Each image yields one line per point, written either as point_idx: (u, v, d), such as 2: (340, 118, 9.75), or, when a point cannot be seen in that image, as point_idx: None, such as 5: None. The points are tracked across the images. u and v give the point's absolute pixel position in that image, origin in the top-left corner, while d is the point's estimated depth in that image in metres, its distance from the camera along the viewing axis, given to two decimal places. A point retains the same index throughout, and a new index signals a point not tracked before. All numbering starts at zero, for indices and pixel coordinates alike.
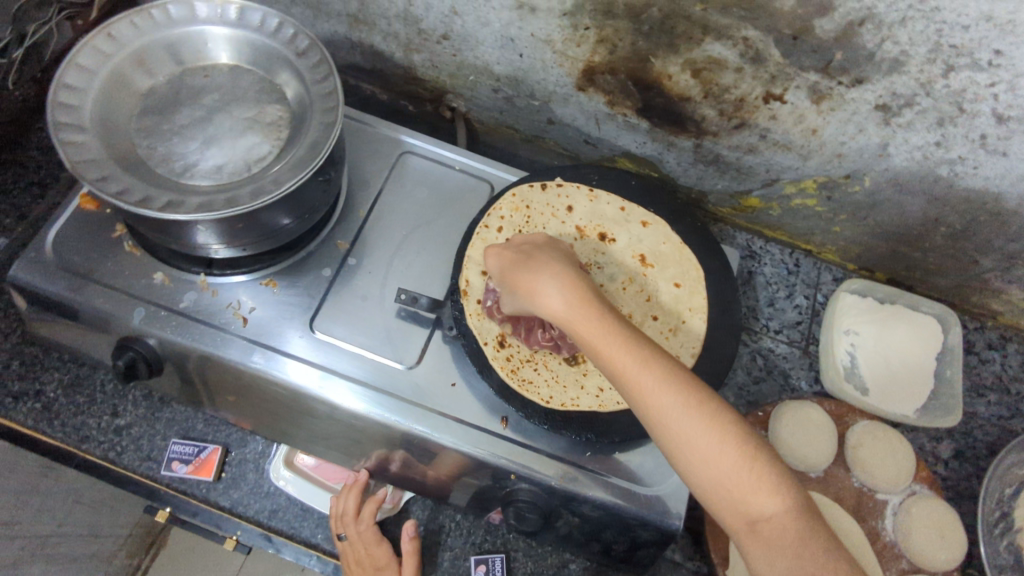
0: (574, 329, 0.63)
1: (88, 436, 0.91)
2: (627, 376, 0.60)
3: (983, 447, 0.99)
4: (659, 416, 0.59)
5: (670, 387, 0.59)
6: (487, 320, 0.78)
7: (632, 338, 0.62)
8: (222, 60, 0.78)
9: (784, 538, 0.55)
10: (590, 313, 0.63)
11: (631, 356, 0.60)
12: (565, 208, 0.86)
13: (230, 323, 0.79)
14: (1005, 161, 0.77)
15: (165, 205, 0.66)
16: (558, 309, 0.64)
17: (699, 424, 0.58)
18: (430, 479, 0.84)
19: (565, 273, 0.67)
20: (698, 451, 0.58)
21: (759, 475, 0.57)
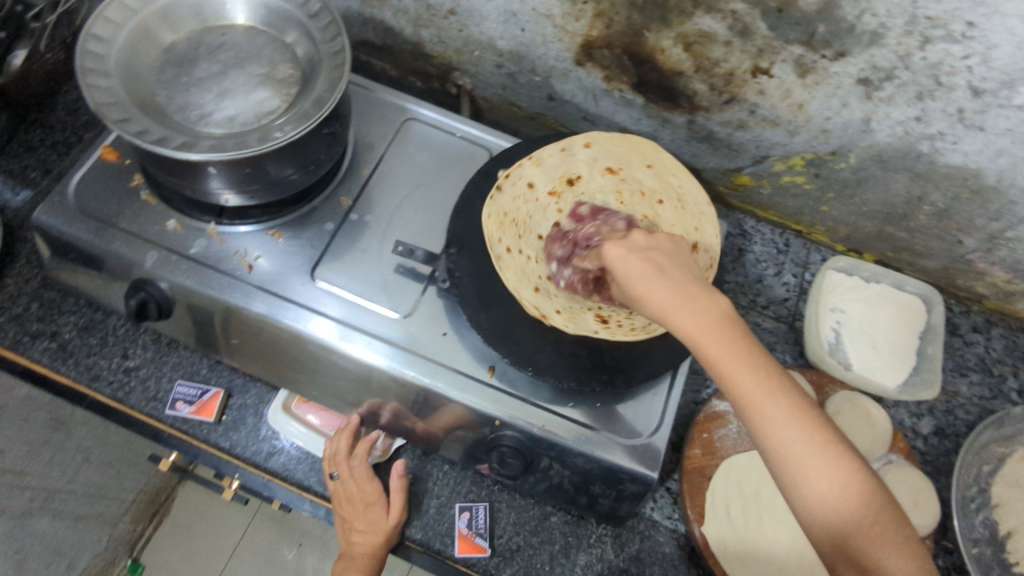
0: (704, 353, 0.53)
1: (98, 376, 0.95)
2: (763, 414, 0.51)
3: (963, 425, 1.01)
4: (796, 469, 0.50)
5: (812, 435, 0.51)
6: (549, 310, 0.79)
7: (772, 368, 0.52)
8: (239, 21, 0.84)
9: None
10: (728, 337, 0.53)
11: (768, 390, 0.51)
12: (528, 186, 0.88)
13: (236, 269, 0.84)
14: (982, 136, 0.80)
15: (180, 146, 0.71)
16: (687, 327, 0.53)
17: (839, 486, 0.50)
18: (418, 428, 0.87)
19: (695, 283, 0.56)
20: (832, 512, 0.50)
21: (897, 551, 0.49)
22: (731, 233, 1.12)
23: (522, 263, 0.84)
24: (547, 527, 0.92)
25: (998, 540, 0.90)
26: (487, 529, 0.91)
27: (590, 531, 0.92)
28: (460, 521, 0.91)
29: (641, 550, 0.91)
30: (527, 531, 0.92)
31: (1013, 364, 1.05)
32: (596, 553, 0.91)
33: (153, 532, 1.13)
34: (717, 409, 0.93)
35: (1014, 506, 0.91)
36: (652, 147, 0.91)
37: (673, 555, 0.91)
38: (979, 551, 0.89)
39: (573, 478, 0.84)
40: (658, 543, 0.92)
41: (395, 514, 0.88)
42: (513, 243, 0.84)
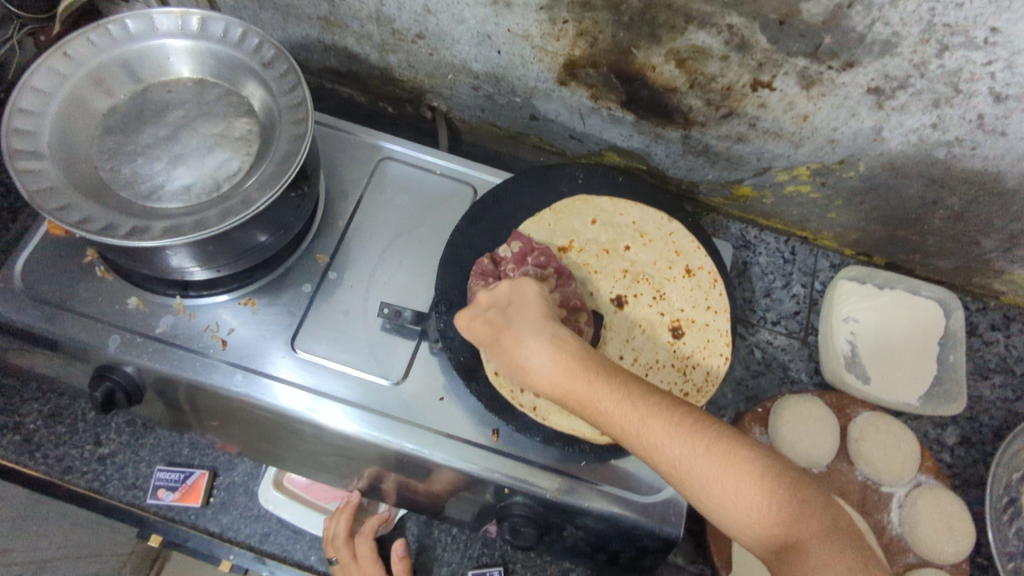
0: (568, 397, 0.63)
1: (70, 467, 0.89)
2: (629, 434, 0.60)
3: (989, 432, 0.97)
4: (675, 469, 0.58)
5: (678, 434, 0.59)
6: (568, 413, 0.74)
7: (629, 390, 0.62)
8: (185, 74, 0.75)
9: (811, 562, 0.52)
10: (576, 372, 0.63)
11: (616, 405, 0.61)
12: None
13: (209, 346, 0.77)
14: (1004, 140, 0.74)
15: (131, 233, 0.63)
16: (546, 372, 0.63)
17: (710, 464, 0.57)
18: (421, 494, 0.81)
19: (549, 327, 0.65)
20: (713, 494, 0.57)
21: (795, 518, 0.54)
22: (733, 246, 1.06)
23: None
24: None
25: None
26: None
27: None
28: None
29: None
30: None
31: None
32: None
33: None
34: None
35: None
36: (582, 201, 0.83)
37: None
38: (1015, 566, 0.86)
39: (587, 539, 0.79)
40: None
41: None
42: None
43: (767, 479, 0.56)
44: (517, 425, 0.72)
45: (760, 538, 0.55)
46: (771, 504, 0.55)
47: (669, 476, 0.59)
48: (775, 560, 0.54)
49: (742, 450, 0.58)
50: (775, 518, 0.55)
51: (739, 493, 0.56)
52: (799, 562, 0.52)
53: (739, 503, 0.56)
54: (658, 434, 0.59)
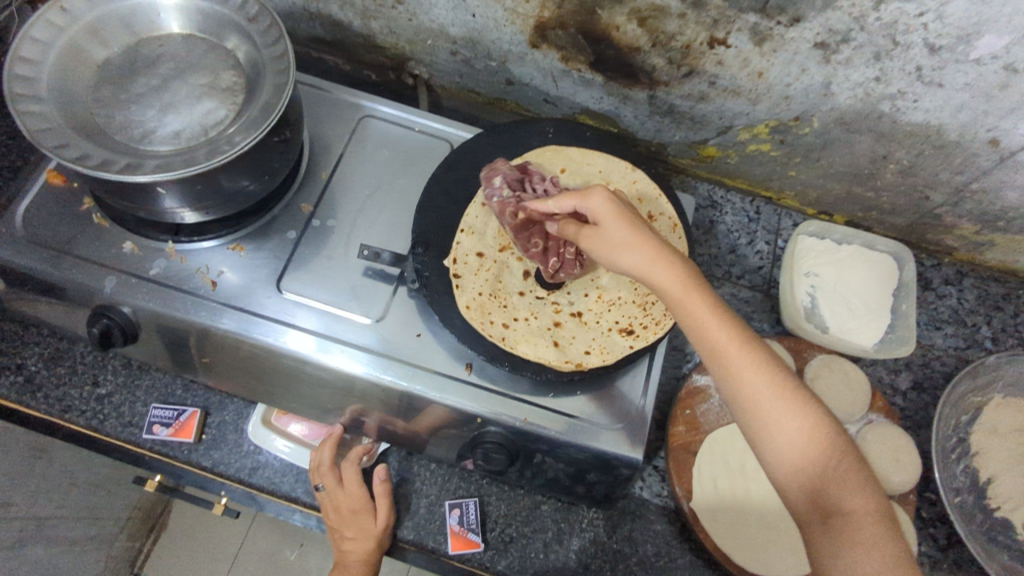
0: (677, 303, 0.64)
1: (70, 406, 0.93)
2: (727, 357, 0.62)
3: (940, 377, 1.02)
4: (756, 403, 0.61)
5: (772, 376, 0.62)
6: (534, 342, 0.79)
7: (741, 326, 0.64)
8: (174, 29, 0.80)
9: (858, 532, 0.57)
10: (702, 296, 0.64)
11: (722, 326, 0.63)
12: (483, 264, 0.83)
13: (199, 287, 0.82)
14: (941, 92, 0.80)
15: (123, 169, 0.68)
16: (667, 284, 0.64)
17: (786, 413, 0.61)
18: (401, 429, 0.86)
19: (666, 248, 0.66)
20: (786, 438, 0.61)
21: (851, 491, 0.59)
22: (701, 205, 1.11)
23: (531, 329, 0.81)
24: (538, 516, 0.92)
25: (979, 488, 0.93)
26: (479, 523, 0.91)
27: (582, 515, 0.93)
28: (450, 519, 0.91)
29: (632, 530, 0.92)
30: (519, 522, 0.92)
31: (985, 313, 1.06)
32: (588, 536, 0.91)
33: (152, 547, 1.10)
34: (697, 384, 0.93)
35: (993, 451, 0.94)
36: (552, 151, 0.89)
37: (665, 532, 0.92)
38: (961, 499, 0.92)
39: (567, 471, 0.84)
40: (649, 520, 0.93)
41: (383, 517, 0.88)
42: (504, 317, 0.80)
43: (833, 450, 0.61)
44: (487, 355, 0.77)
45: (812, 491, 0.60)
46: (836, 472, 0.60)
47: (741, 404, 0.62)
48: (819, 518, 0.59)
49: (828, 418, 0.62)
50: (833, 484, 0.59)
51: (807, 447, 0.60)
52: (842, 527, 0.58)
53: (805, 455, 0.60)
54: (749, 365, 0.62)
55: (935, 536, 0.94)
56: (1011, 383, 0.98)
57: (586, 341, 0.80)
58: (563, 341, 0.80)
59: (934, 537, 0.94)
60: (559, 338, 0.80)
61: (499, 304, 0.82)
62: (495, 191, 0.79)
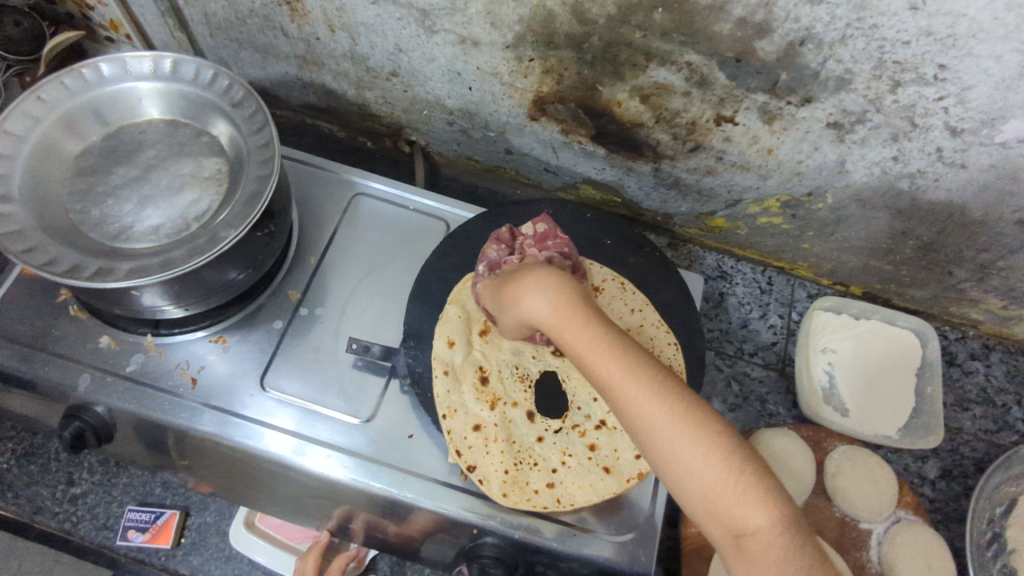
0: (562, 337, 0.57)
1: (41, 508, 0.88)
2: (607, 380, 0.54)
3: (970, 465, 0.96)
4: (645, 426, 0.52)
5: (658, 394, 0.52)
6: (562, 474, 0.73)
7: (619, 341, 0.55)
8: (156, 115, 0.77)
9: (770, 556, 0.47)
10: (575, 319, 0.57)
11: (606, 351, 0.54)
12: (473, 401, 0.76)
13: (179, 385, 0.77)
14: (964, 172, 0.75)
15: (95, 274, 0.64)
16: (548, 315, 0.58)
17: (686, 434, 0.50)
18: (392, 535, 0.81)
19: (550, 276, 0.61)
20: (679, 462, 0.50)
21: (756, 509, 0.48)
22: (709, 277, 1.06)
23: (547, 462, 0.74)
24: None
25: None
26: None
27: None
28: None
29: None
30: None
31: (1015, 392, 1.00)
32: None
33: None
34: None
35: None
36: None
37: None
38: None
39: None
40: None
41: None
42: (515, 458, 0.73)
43: (745, 465, 0.50)
44: (516, 500, 0.70)
45: (716, 515, 0.49)
46: (736, 483, 0.49)
47: (636, 437, 0.53)
48: (731, 540, 0.49)
49: (723, 431, 0.51)
50: (739, 503, 0.49)
51: (708, 464, 0.49)
52: (756, 557, 0.48)
53: (701, 476, 0.49)
54: (638, 389, 0.52)
55: None
56: None
57: (613, 443, 0.75)
58: (589, 457, 0.74)
59: None
60: (587, 454, 0.75)
61: (504, 437, 0.74)
62: (478, 275, 0.75)
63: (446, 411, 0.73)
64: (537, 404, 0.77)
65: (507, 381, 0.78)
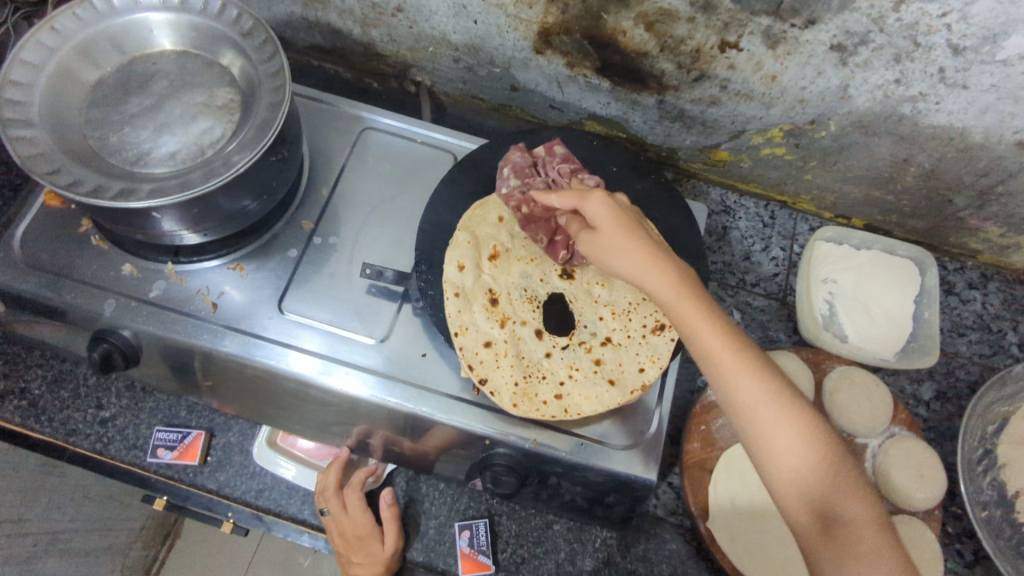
0: (671, 310, 0.65)
1: (75, 430, 0.92)
2: (717, 356, 0.62)
3: (965, 387, 0.99)
4: (748, 400, 0.61)
5: (759, 380, 0.61)
6: (570, 386, 0.76)
7: (726, 324, 0.64)
8: (167, 47, 0.78)
9: (857, 539, 0.56)
10: (688, 299, 0.64)
11: (716, 332, 0.63)
12: (483, 321, 0.78)
13: (200, 309, 0.80)
14: (965, 94, 0.76)
15: (118, 195, 0.66)
16: (661, 290, 0.65)
17: (780, 415, 0.60)
18: (408, 449, 0.84)
19: (657, 249, 0.67)
20: (779, 444, 0.59)
21: (841, 493, 0.58)
22: (714, 211, 1.08)
23: (555, 376, 0.77)
24: (550, 536, 0.90)
25: (1007, 502, 0.90)
26: (489, 544, 0.89)
27: (594, 535, 0.90)
28: (461, 541, 0.89)
29: (647, 550, 0.89)
30: (530, 542, 0.90)
31: (1011, 319, 1.02)
32: (601, 557, 0.89)
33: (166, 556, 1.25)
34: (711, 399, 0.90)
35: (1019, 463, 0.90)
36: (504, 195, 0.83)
37: (680, 551, 0.89)
38: (988, 514, 0.89)
39: (585, 495, 0.82)
40: (665, 539, 0.90)
41: (391, 542, 0.86)
42: (524, 372, 0.76)
43: (832, 454, 0.59)
44: (525, 409, 0.73)
45: (808, 496, 0.58)
46: (825, 467, 0.59)
47: (737, 407, 0.62)
48: (815, 524, 0.57)
49: (819, 429, 0.60)
50: (825, 486, 0.58)
51: (800, 443, 0.59)
52: (843, 536, 0.56)
53: (794, 454, 0.59)
54: (744, 369, 0.61)
55: (961, 552, 0.91)
56: None
57: (617, 358, 0.78)
58: (595, 371, 0.77)
59: (960, 553, 0.91)
60: (592, 368, 0.77)
61: (513, 352, 0.77)
62: (507, 182, 0.80)
63: (458, 328, 0.76)
64: (545, 323, 0.80)
65: (515, 302, 0.80)
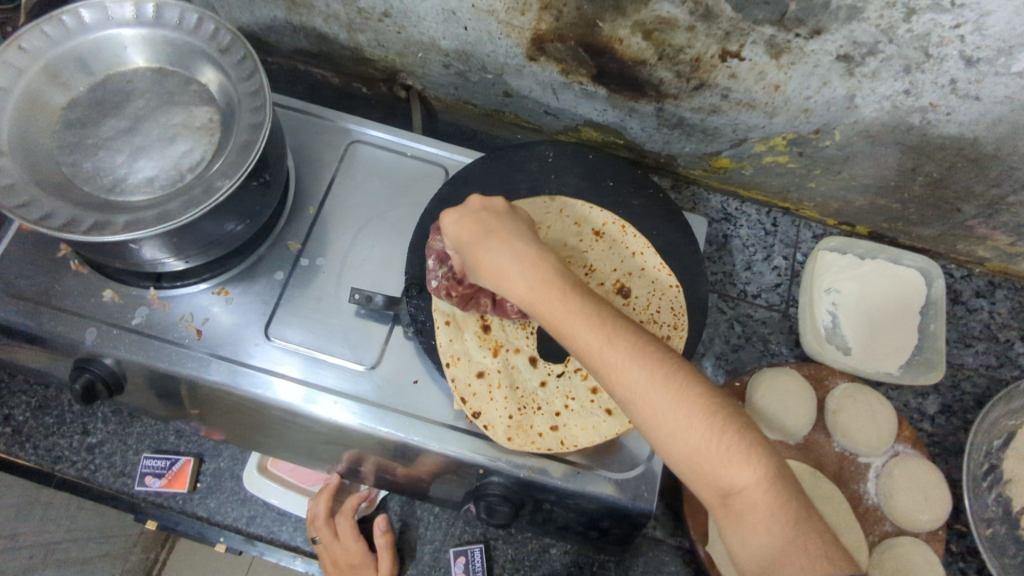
0: (539, 310, 0.62)
1: (60, 456, 0.91)
2: (589, 351, 0.59)
3: (970, 399, 0.96)
4: (627, 390, 0.57)
5: (636, 360, 0.57)
6: (566, 419, 0.74)
7: (592, 310, 0.60)
8: (142, 63, 0.75)
9: (752, 510, 0.53)
10: (553, 293, 0.61)
11: (585, 323, 0.59)
12: (474, 353, 0.75)
13: (184, 336, 0.77)
14: (978, 105, 0.73)
15: (92, 228, 0.63)
16: (523, 292, 0.62)
17: (664, 393, 0.56)
18: (401, 476, 0.82)
19: (521, 249, 0.65)
20: (666, 426, 0.55)
21: (738, 465, 0.54)
22: (714, 219, 1.05)
23: (551, 407, 0.74)
24: (547, 560, 0.89)
25: None
26: (485, 570, 0.87)
27: (591, 558, 0.89)
28: (456, 567, 0.87)
29: (645, 572, 0.88)
30: (527, 567, 0.88)
31: (1019, 328, 1.00)
32: None
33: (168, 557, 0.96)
34: None
35: None
36: None
37: (679, 573, 0.88)
38: (992, 531, 0.87)
39: (579, 518, 0.79)
40: (663, 561, 0.89)
41: (385, 570, 0.84)
42: (518, 406, 0.74)
43: (724, 417, 0.56)
44: (519, 443, 0.71)
45: (705, 474, 0.55)
46: (717, 439, 0.55)
47: (620, 399, 0.58)
48: (718, 500, 0.55)
49: (706, 399, 0.56)
50: (720, 457, 0.54)
51: (687, 417, 0.55)
52: (742, 510, 0.53)
53: (684, 433, 0.55)
54: (619, 355, 0.58)
55: (965, 570, 0.90)
56: None
57: None
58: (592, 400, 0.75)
59: (964, 571, 0.90)
60: (589, 398, 0.75)
61: (507, 382, 0.75)
62: (432, 271, 0.74)
63: (450, 359, 0.73)
64: (539, 349, 0.77)
65: (508, 328, 0.78)
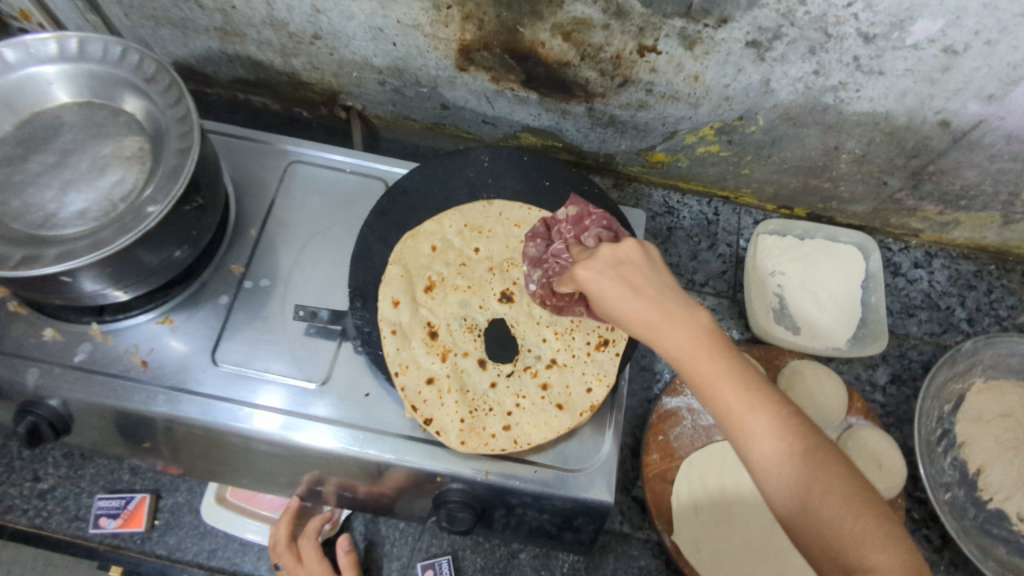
0: (684, 369, 0.53)
1: (11, 506, 0.89)
2: (732, 419, 0.52)
3: (918, 367, 0.99)
4: (770, 465, 0.50)
5: (782, 436, 0.51)
6: (519, 417, 0.75)
7: (744, 376, 0.53)
8: (66, 100, 0.75)
9: None
10: (705, 354, 0.53)
11: (733, 391, 0.52)
12: (424, 361, 0.77)
13: (130, 369, 0.77)
14: (883, 80, 0.76)
15: (22, 263, 0.63)
16: (668, 347, 0.54)
17: (818, 481, 0.49)
18: (362, 493, 0.82)
19: (665, 299, 0.55)
20: (818, 516, 0.48)
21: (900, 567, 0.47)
22: (656, 213, 1.07)
23: (503, 406, 0.76)
24: (516, 566, 0.89)
25: (969, 480, 0.90)
26: None
27: (560, 560, 0.89)
28: None
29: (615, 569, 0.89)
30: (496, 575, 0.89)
31: (958, 294, 1.03)
32: None
33: None
34: (667, 407, 0.89)
35: (979, 441, 0.91)
36: (432, 226, 0.83)
37: (650, 565, 0.89)
38: (952, 495, 0.90)
39: (551, 519, 0.78)
40: (632, 556, 0.90)
41: None
42: (469, 408, 0.75)
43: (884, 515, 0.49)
44: (473, 446, 0.72)
45: (832, 551, 0.48)
46: (875, 536, 0.48)
47: (757, 476, 0.52)
48: None
49: (845, 463, 0.50)
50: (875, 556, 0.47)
51: (841, 509, 0.48)
52: None
53: (835, 522, 0.48)
54: (764, 429, 0.51)
55: (930, 537, 0.90)
56: (990, 366, 0.95)
57: (564, 380, 0.77)
58: (543, 395, 0.76)
59: (928, 538, 0.90)
60: (539, 394, 0.76)
61: (457, 387, 0.76)
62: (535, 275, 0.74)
63: (398, 368, 0.75)
64: (487, 351, 0.79)
65: (456, 333, 0.80)
